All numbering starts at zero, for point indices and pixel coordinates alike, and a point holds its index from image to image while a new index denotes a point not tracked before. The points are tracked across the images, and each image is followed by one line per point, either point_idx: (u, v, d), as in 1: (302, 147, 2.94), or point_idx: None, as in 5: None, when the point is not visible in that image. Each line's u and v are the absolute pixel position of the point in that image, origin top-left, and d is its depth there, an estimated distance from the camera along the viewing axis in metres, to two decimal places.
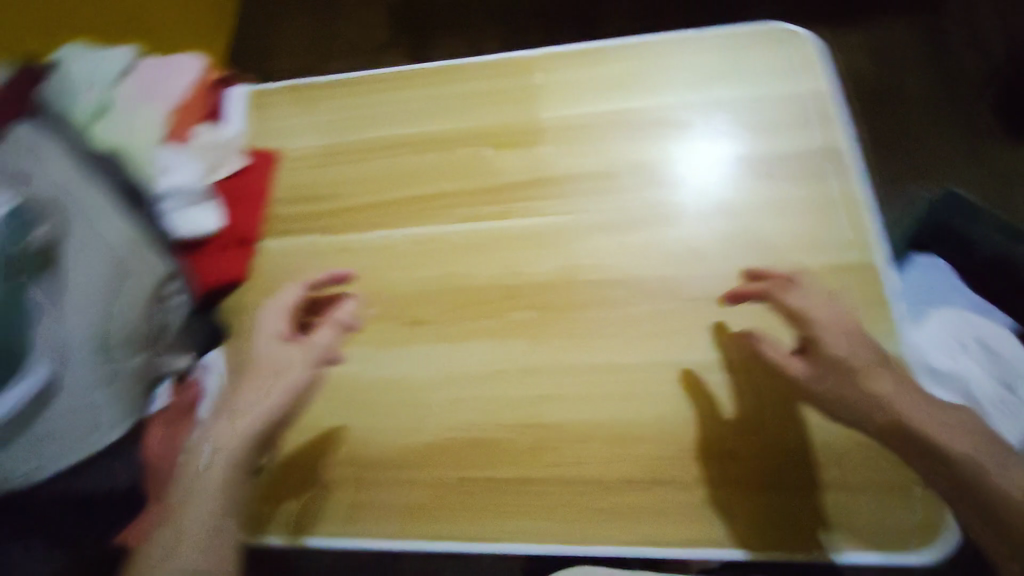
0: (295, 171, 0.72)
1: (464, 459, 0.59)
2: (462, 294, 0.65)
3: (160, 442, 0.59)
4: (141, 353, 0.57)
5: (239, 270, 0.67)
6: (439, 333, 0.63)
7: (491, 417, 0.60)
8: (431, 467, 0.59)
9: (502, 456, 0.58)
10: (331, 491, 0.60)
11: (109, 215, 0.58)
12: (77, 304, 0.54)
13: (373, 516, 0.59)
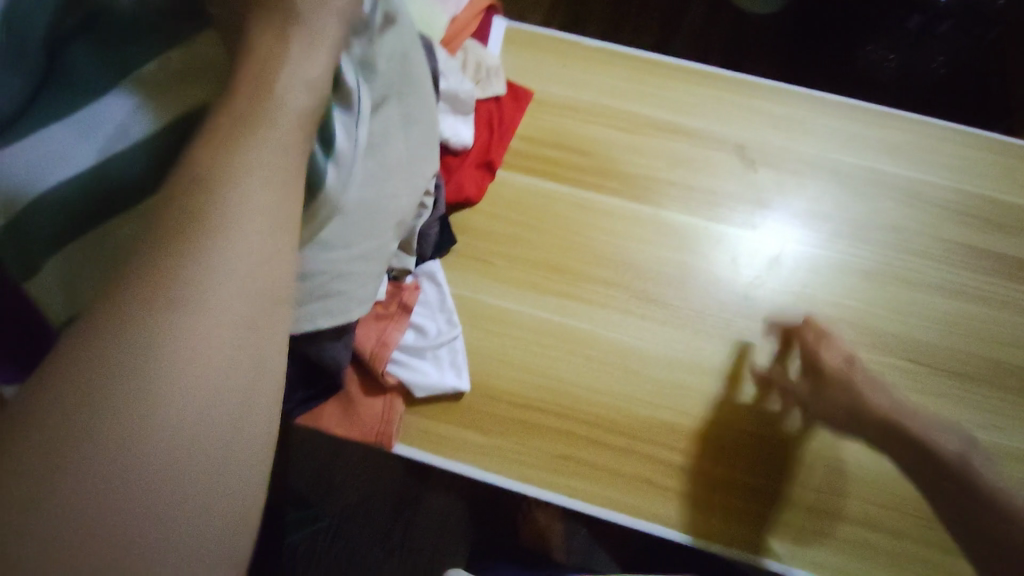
0: (546, 114, 0.70)
1: (509, 429, 0.57)
2: (699, 286, 0.62)
3: (373, 336, 0.56)
4: (398, 240, 0.54)
5: (478, 191, 0.65)
6: (608, 357, 0.59)
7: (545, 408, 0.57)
8: (488, 426, 0.57)
9: (719, 458, 0.55)
10: (530, 439, 0.56)
11: (426, 96, 0.54)
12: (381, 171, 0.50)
13: (569, 478, 0.54)
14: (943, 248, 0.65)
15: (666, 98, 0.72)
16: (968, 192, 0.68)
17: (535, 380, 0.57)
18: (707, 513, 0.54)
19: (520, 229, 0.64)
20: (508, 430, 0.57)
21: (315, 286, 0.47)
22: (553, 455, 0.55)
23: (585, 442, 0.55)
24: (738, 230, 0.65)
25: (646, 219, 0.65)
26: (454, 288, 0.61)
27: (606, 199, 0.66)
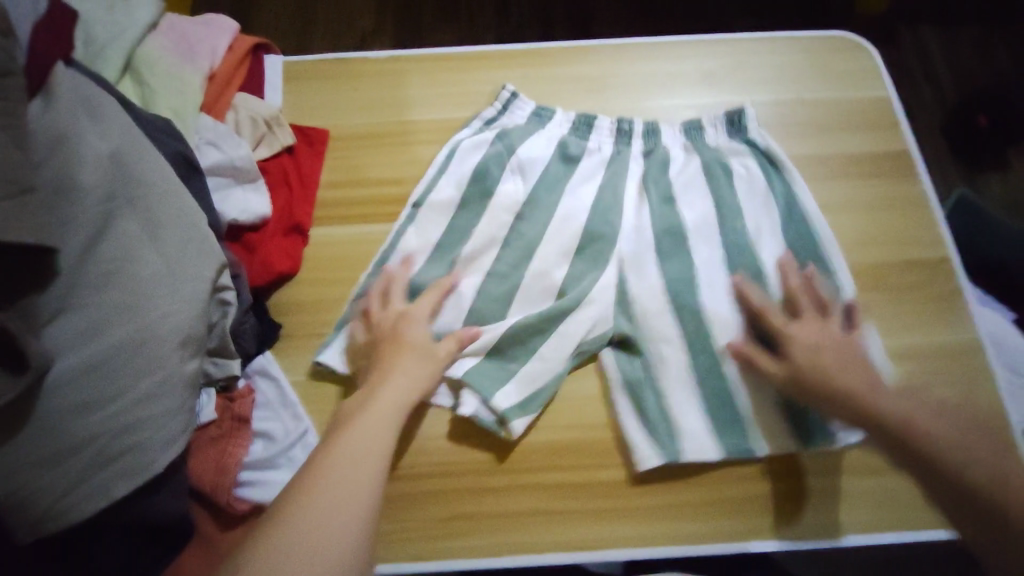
0: (351, 153, 0.65)
1: (383, 506, 0.51)
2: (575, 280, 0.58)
3: (204, 467, 0.49)
4: (195, 359, 0.47)
5: (291, 261, 0.58)
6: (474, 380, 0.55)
7: (414, 469, 0.52)
8: None
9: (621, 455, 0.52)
10: (402, 509, 0.51)
11: (178, 201, 0.48)
12: (161, 286, 0.45)
13: (484, 534, 0.50)
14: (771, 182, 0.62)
15: (469, 96, 0.69)
16: (785, 102, 0.68)
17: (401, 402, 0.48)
18: (590, 522, 0.51)
19: (349, 286, 0.59)
20: (381, 507, 0.51)
21: (92, 456, 0.41)
22: (461, 514, 0.51)
23: (486, 522, 0.50)
24: (582, 226, 0.60)
25: (466, 247, 0.59)
26: (294, 376, 0.55)
27: (414, 228, 0.60)
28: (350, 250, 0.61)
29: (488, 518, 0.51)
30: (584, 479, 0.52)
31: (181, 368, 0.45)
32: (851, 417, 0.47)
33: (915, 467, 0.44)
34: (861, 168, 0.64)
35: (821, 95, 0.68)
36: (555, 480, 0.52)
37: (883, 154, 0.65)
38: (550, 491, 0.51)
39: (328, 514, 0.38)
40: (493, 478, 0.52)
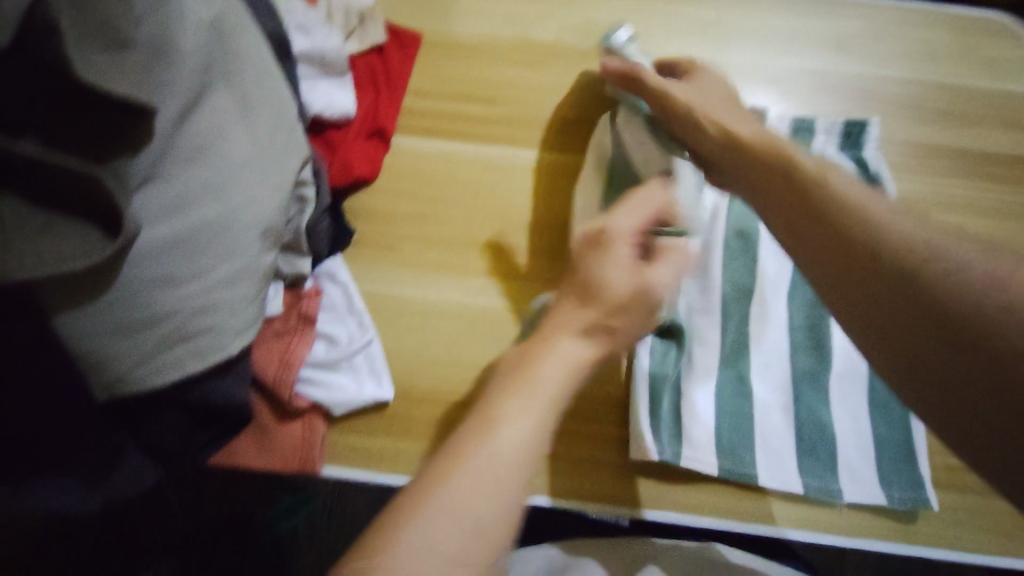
0: (444, 61, 0.60)
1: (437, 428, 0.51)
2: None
3: (266, 360, 0.49)
4: (270, 252, 0.46)
5: (371, 166, 0.55)
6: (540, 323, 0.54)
7: (471, 399, 0.51)
8: (419, 428, 0.50)
9: (687, 427, 0.50)
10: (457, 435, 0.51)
11: (273, 85, 0.45)
12: (249, 170, 0.43)
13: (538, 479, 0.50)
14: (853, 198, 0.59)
15: (576, 20, 0.63)
16: (921, 82, 0.61)
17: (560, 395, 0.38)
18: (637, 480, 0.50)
19: (427, 203, 0.56)
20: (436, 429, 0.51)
21: (169, 331, 0.41)
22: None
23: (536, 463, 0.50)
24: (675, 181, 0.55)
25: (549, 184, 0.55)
26: (362, 286, 0.54)
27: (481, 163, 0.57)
28: (434, 163, 0.57)
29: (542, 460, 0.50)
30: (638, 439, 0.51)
31: (257, 260, 0.44)
32: (867, 323, 0.39)
33: (925, 307, 0.36)
34: (991, 170, 0.58)
35: (964, 83, 0.61)
36: (610, 435, 0.51)
37: (1020, 160, 0.59)
38: (604, 446, 0.51)
39: (472, 489, 0.33)
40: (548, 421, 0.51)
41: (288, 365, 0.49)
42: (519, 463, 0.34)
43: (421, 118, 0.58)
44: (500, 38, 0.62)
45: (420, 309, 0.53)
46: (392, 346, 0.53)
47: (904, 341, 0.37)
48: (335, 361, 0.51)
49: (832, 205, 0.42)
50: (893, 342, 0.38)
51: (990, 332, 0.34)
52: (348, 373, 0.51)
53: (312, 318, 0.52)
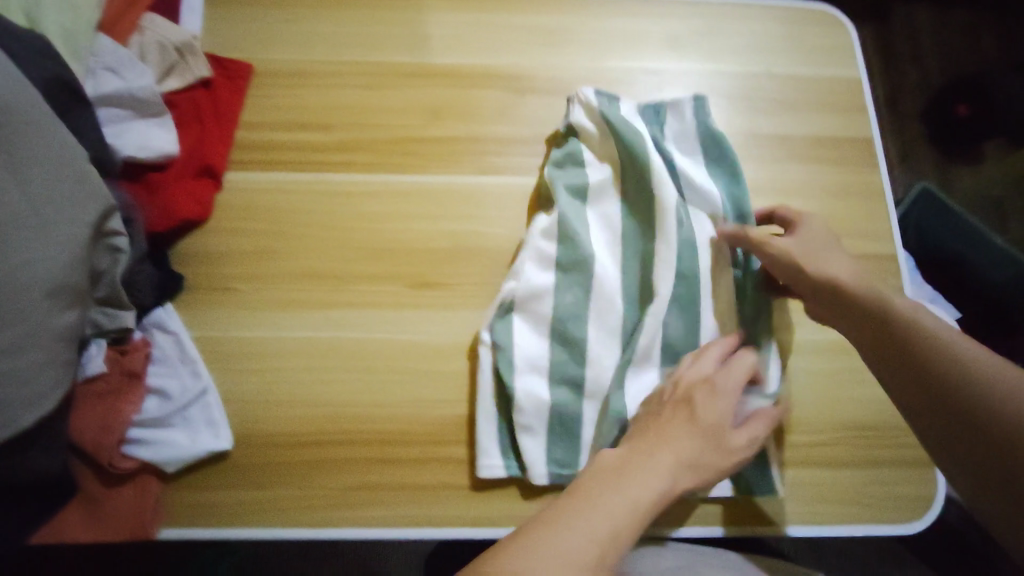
0: (275, 91, 0.59)
1: (285, 469, 0.50)
2: (472, 266, 0.56)
3: (85, 424, 0.46)
4: (70, 310, 0.44)
5: (199, 208, 0.53)
6: (387, 350, 0.53)
7: (320, 435, 0.51)
8: (267, 471, 0.49)
9: (529, 440, 0.51)
10: (306, 474, 0.50)
11: (51, 134, 0.42)
12: (22, 230, 0.40)
13: (396, 508, 0.50)
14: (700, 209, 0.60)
15: (414, 38, 0.62)
16: (750, 74, 0.64)
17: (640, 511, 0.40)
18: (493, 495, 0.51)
19: (264, 240, 0.55)
20: (285, 470, 0.50)
21: None
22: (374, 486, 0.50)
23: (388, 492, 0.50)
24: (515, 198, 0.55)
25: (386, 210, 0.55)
26: (199, 331, 0.52)
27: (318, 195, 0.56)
28: (270, 199, 0.56)
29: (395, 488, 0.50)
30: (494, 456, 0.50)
31: (49, 322, 0.42)
32: (924, 417, 0.40)
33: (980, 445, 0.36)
34: (818, 153, 0.61)
35: (793, 72, 0.64)
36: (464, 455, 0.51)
37: (846, 142, 0.62)
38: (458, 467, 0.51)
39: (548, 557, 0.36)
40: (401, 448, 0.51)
41: (112, 426, 0.46)
42: (594, 500, 0.40)
43: (254, 153, 0.57)
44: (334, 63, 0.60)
45: (261, 349, 0.52)
46: (234, 392, 0.51)
47: (961, 446, 0.37)
48: (170, 415, 0.48)
49: (919, 337, 0.41)
50: (953, 452, 0.38)
51: (990, 425, 0.36)
52: (185, 426, 0.49)
53: (140, 373, 0.49)
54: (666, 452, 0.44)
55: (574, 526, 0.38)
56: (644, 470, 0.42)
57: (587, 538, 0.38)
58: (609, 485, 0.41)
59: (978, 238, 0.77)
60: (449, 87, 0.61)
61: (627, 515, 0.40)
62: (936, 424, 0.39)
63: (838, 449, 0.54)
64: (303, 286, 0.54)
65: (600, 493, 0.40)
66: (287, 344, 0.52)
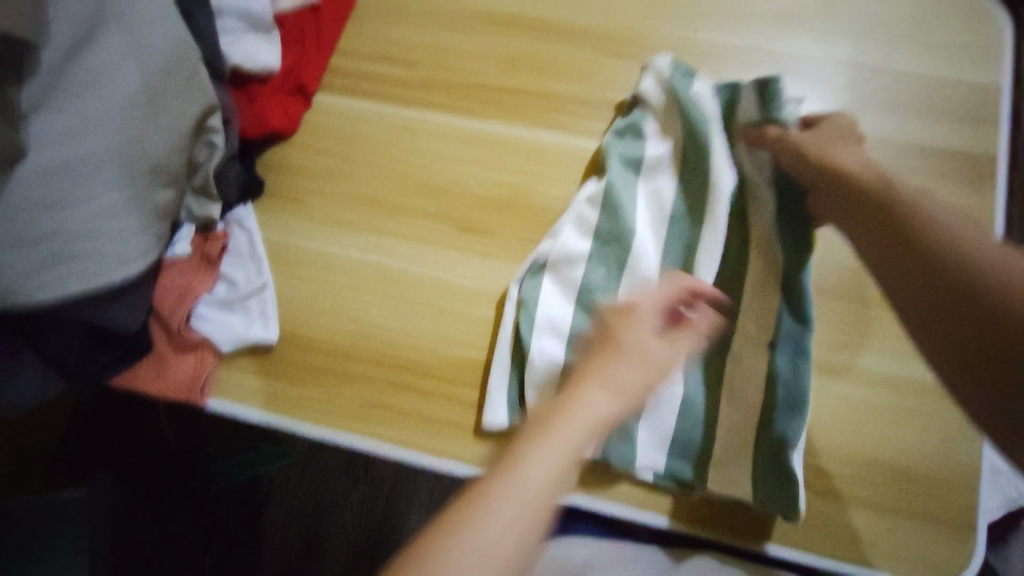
0: (373, 24, 0.62)
1: (318, 373, 0.54)
2: (518, 220, 0.56)
3: (167, 292, 0.54)
4: (166, 189, 0.50)
5: (288, 121, 0.58)
6: (428, 284, 0.55)
7: (352, 349, 0.54)
8: (302, 371, 0.54)
9: (541, 402, 0.51)
10: (333, 381, 0.54)
11: (169, 27, 0.48)
12: (136, 109, 0.46)
13: (404, 433, 0.52)
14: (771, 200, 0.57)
15: None
16: (870, 67, 0.57)
17: (585, 426, 0.36)
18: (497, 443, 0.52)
19: (334, 161, 0.59)
20: (316, 371, 0.54)
21: (51, 250, 0.43)
22: (386, 407, 0.53)
23: (402, 416, 0.53)
24: None
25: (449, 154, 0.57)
26: (267, 233, 0.57)
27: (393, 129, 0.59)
28: (349, 124, 0.59)
29: (409, 416, 0.53)
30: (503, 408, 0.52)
31: (147, 194, 0.48)
32: (917, 316, 0.38)
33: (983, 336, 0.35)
34: (928, 166, 0.54)
35: (919, 69, 0.56)
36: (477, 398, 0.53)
37: (967, 157, 0.54)
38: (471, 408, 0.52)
39: (498, 524, 0.32)
40: (421, 378, 0.53)
41: (186, 299, 0.54)
42: (536, 461, 0.33)
43: (344, 80, 0.60)
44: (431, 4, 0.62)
45: (316, 262, 0.56)
46: (287, 294, 0.56)
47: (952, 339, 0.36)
48: (230, 303, 0.55)
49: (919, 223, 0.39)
50: (940, 330, 0.36)
51: (1006, 320, 0.34)
52: (241, 316, 0.55)
53: (216, 260, 0.56)
54: (591, 405, 0.37)
55: (530, 481, 0.33)
56: (574, 421, 0.36)
57: (543, 487, 0.33)
58: (553, 432, 0.35)
59: None
60: (532, 40, 0.60)
61: (567, 466, 0.34)
62: (931, 305, 0.37)
63: (867, 488, 0.49)
64: (363, 211, 0.57)
65: (542, 442, 0.34)
66: (339, 262, 0.56)
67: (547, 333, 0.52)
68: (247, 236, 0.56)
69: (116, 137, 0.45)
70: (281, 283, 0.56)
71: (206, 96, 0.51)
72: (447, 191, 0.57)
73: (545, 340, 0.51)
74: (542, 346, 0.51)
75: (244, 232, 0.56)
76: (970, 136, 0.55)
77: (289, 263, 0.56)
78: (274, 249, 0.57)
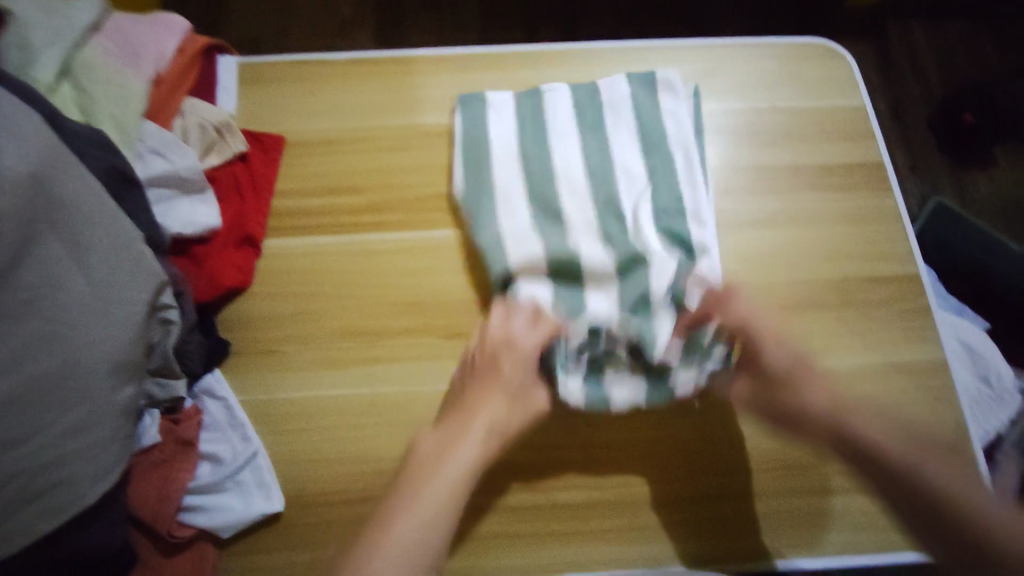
0: (308, 159, 0.62)
1: (337, 531, 0.50)
2: None
3: (144, 491, 0.48)
4: (130, 384, 0.46)
5: (242, 276, 0.56)
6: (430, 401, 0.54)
7: (369, 493, 0.51)
8: (319, 534, 0.50)
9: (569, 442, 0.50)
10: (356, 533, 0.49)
11: (110, 222, 0.46)
12: (88, 315, 0.43)
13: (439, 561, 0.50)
14: (725, 219, 0.61)
15: (433, 100, 0.66)
16: (757, 109, 0.66)
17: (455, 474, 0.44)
18: (544, 545, 0.50)
19: (302, 302, 0.57)
20: (334, 529, 0.50)
21: (16, 493, 0.39)
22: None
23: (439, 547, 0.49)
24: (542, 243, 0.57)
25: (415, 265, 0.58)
26: (246, 396, 0.54)
27: (354, 255, 0.59)
28: (307, 262, 0.58)
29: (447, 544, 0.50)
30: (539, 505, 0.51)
31: (112, 400, 0.44)
32: None
33: None
34: (828, 181, 0.63)
35: (797, 104, 0.66)
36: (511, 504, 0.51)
37: (855, 165, 0.64)
38: (509, 516, 0.51)
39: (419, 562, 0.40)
40: None
41: (169, 493, 0.48)
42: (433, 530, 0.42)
43: (291, 219, 0.60)
44: (360, 130, 0.64)
45: (306, 411, 0.53)
46: (282, 454, 0.52)
47: None
48: (221, 482, 0.50)
49: None
50: None
51: None
52: (235, 494, 0.50)
53: (194, 440, 0.51)
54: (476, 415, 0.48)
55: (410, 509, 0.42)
56: (464, 445, 0.46)
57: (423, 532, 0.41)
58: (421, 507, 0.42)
59: (1000, 251, 0.77)
60: None
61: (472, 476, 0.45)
62: None
63: None
64: (344, 344, 0.56)
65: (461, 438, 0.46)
66: (330, 403, 0.53)
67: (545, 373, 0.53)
68: (222, 405, 0.52)
69: (73, 350, 0.42)
70: (273, 443, 0.52)
71: (156, 275, 0.48)
72: (424, 302, 0.57)
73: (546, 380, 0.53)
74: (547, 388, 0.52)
75: (218, 401, 0.52)
76: (850, 148, 0.64)
77: (277, 420, 0.53)
78: (258, 410, 0.53)
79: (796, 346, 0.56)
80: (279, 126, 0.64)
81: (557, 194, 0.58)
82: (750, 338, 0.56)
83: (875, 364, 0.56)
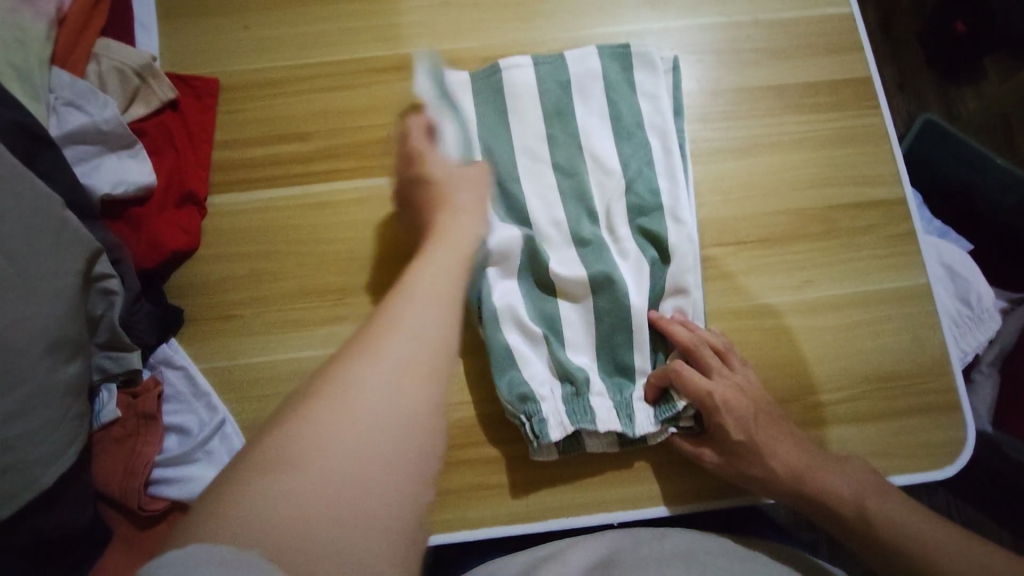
0: (246, 105, 0.57)
1: None
2: None
3: (108, 467, 0.46)
4: (75, 360, 0.43)
5: (186, 237, 0.52)
6: None
7: None
8: None
9: (546, 409, 0.48)
10: None
11: (18, 184, 0.41)
12: (10, 289, 0.39)
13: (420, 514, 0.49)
14: (704, 149, 0.57)
15: (380, 29, 0.59)
16: (737, 23, 0.60)
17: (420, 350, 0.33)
18: (524, 492, 0.50)
19: (257, 262, 0.53)
20: None
21: None
22: None
23: None
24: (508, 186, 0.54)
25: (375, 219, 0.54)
26: (206, 364, 0.51)
27: (307, 209, 0.54)
28: (257, 218, 0.54)
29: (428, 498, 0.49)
30: (518, 454, 0.51)
31: (55, 378, 0.41)
32: None
33: None
34: (812, 102, 0.59)
35: (780, 16, 0.61)
36: (490, 455, 0.51)
37: (842, 83, 0.59)
38: (489, 467, 0.50)
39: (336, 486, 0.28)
40: None
41: (134, 467, 0.46)
42: (394, 475, 0.29)
43: (233, 174, 0.55)
44: (301, 68, 0.58)
45: (271, 376, 0.51)
46: (250, 422, 0.50)
47: None
48: (189, 452, 0.48)
49: None
50: None
51: None
52: (206, 463, 0.48)
53: (157, 412, 0.48)
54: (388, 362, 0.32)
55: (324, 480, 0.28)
56: (394, 351, 0.33)
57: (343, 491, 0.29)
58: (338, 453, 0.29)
59: (987, 169, 0.74)
60: None
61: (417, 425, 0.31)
62: None
63: (860, 404, 0.52)
64: (305, 305, 0.53)
65: (381, 357, 0.32)
66: (295, 366, 0.51)
67: (518, 332, 0.51)
68: (182, 375, 0.50)
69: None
70: (239, 411, 0.50)
71: (84, 239, 0.43)
72: (388, 255, 0.54)
73: (520, 341, 0.50)
74: (522, 348, 0.50)
75: (178, 371, 0.50)
76: (837, 63, 0.60)
77: (241, 388, 0.51)
78: (220, 378, 0.51)
79: (775, 278, 0.54)
80: (211, 67, 0.57)
81: (521, 190, 0.53)
82: (728, 273, 0.55)
83: (857, 294, 0.54)
